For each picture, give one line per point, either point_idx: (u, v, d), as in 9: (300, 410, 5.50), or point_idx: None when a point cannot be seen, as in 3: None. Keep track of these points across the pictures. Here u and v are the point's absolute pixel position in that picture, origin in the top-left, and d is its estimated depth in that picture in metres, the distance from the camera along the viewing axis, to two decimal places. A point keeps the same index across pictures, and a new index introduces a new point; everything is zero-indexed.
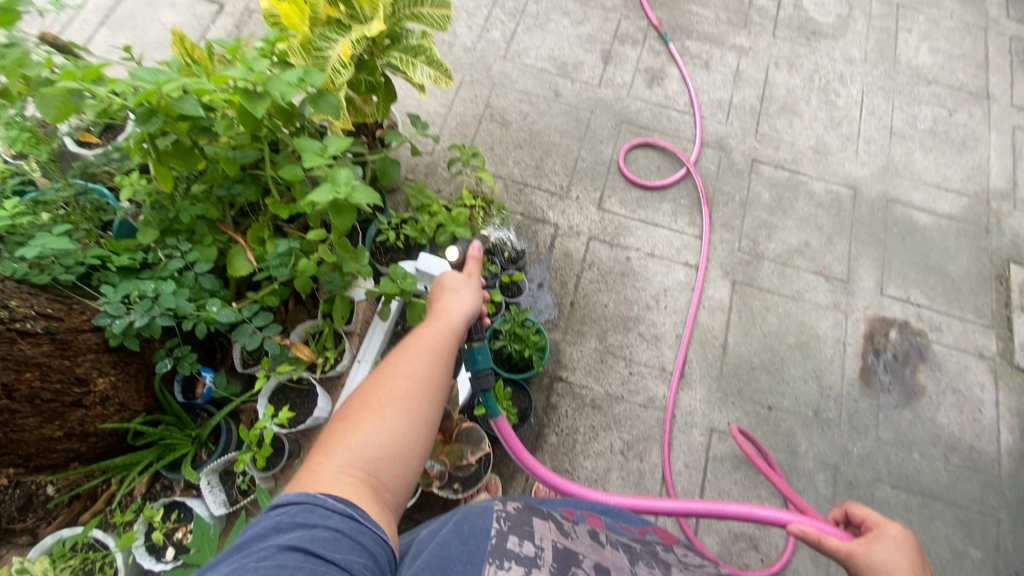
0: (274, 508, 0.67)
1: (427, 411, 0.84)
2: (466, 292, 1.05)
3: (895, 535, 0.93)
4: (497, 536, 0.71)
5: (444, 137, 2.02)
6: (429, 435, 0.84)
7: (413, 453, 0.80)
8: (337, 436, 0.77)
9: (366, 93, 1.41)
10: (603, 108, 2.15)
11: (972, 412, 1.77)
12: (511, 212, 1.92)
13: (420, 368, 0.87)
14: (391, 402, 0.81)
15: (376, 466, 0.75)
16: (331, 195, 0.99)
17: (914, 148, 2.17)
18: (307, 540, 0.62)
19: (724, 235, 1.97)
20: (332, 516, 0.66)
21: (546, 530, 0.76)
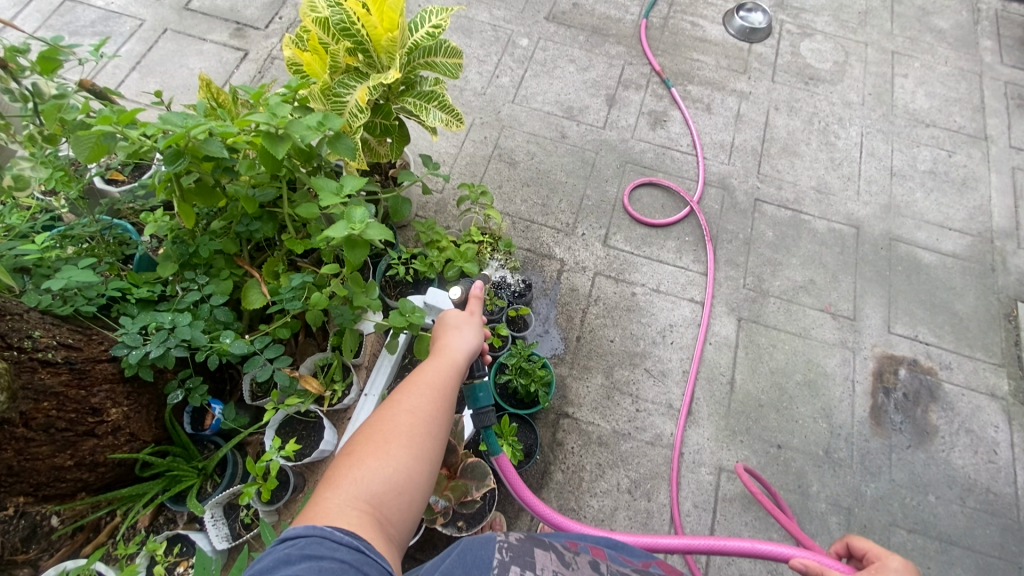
0: (281, 541, 0.66)
1: (430, 446, 0.85)
2: (469, 327, 1.07)
3: (896, 567, 0.91)
4: (498, 567, 0.71)
5: (453, 176, 2.09)
6: (433, 469, 0.84)
7: (417, 488, 0.81)
8: (342, 471, 0.78)
9: (381, 136, 1.47)
10: (608, 148, 2.22)
11: (988, 453, 1.74)
12: (518, 248, 1.96)
13: (423, 402, 0.88)
14: (395, 437, 0.82)
15: (380, 500, 0.76)
16: (343, 232, 1.03)
17: (915, 188, 2.21)
18: (315, 572, 0.62)
19: (729, 272, 2.00)
20: (340, 548, 0.66)
21: (548, 560, 0.76)
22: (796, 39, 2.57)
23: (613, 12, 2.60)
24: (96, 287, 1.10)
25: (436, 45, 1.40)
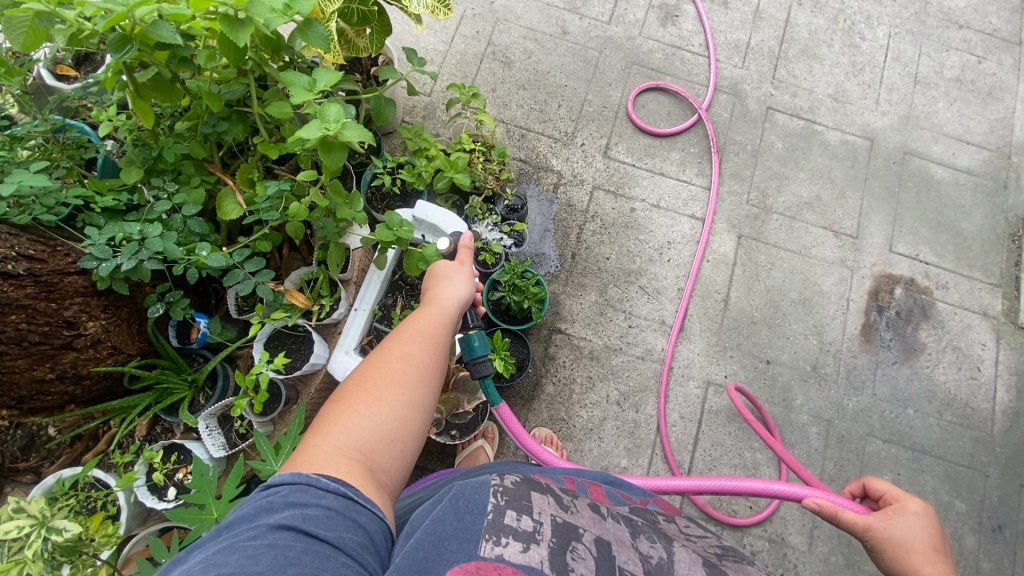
0: (264, 489, 0.65)
1: (424, 395, 0.84)
2: (460, 278, 1.09)
3: (914, 511, 0.95)
4: (493, 511, 0.70)
5: (442, 77, 1.92)
6: (427, 417, 0.83)
7: (409, 435, 0.80)
8: (332, 419, 0.76)
9: (359, 24, 1.29)
10: (612, 47, 2.02)
11: (970, 370, 1.77)
12: (512, 158, 1.85)
13: (415, 352, 0.88)
14: (387, 385, 0.81)
15: (372, 448, 0.74)
16: (319, 133, 0.93)
17: (938, 97, 2.06)
18: (299, 520, 0.60)
19: (733, 187, 1.91)
20: (327, 496, 0.64)
21: (545, 504, 0.75)
22: None
23: None
24: (55, 194, 1.01)
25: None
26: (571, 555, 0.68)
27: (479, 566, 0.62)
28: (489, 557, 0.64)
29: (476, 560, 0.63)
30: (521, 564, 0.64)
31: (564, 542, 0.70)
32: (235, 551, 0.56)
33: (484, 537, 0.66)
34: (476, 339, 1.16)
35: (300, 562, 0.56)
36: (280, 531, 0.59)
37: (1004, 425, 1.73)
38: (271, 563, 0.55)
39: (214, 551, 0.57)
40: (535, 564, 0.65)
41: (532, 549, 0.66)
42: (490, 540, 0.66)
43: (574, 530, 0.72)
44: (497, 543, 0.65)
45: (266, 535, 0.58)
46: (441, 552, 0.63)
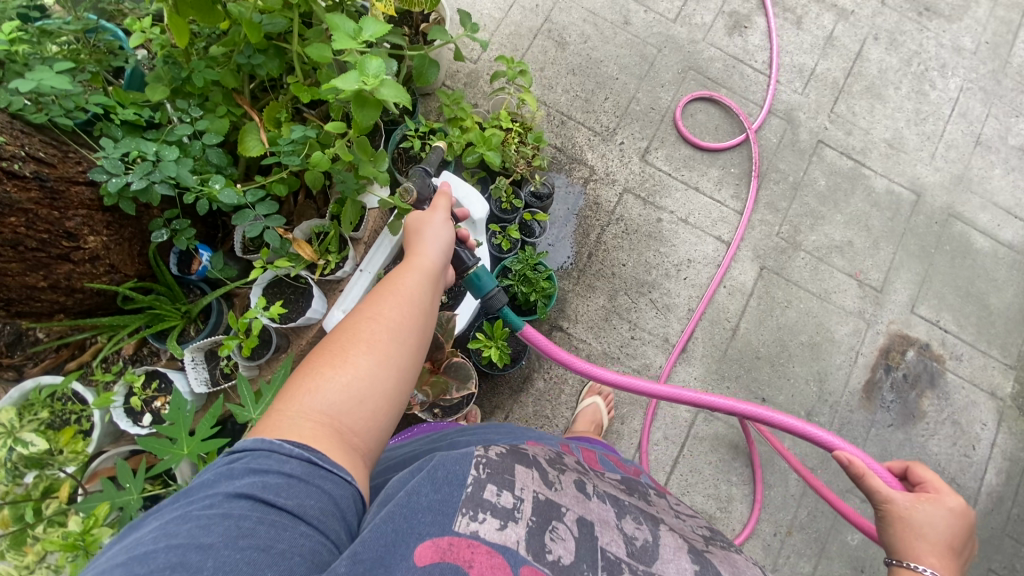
0: (228, 457, 0.61)
1: (397, 354, 0.77)
2: (438, 227, 0.98)
3: (950, 507, 0.90)
4: (473, 484, 0.68)
5: (492, 46, 1.84)
6: (404, 376, 0.77)
7: (385, 394, 0.74)
8: (299, 382, 0.71)
9: None
10: (672, 48, 1.93)
11: (965, 447, 1.74)
12: (547, 145, 1.79)
13: (390, 309, 0.80)
14: (358, 344, 0.75)
15: (338, 412, 0.68)
16: (358, 89, 0.89)
17: (996, 163, 1.97)
18: (257, 487, 0.57)
19: (766, 217, 1.84)
20: (290, 462, 0.60)
21: (529, 478, 0.73)
22: None
23: None
24: (75, 98, 0.98)
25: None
26: (550, 535, 0.67)
27: (451, 543, 0.61)
28: (463, 533, 0.62)
29: (450, 535, 0.62)
30: (496, 543, 0.63)
31: (544, 521, 0.68)
32: (189, 521, 0.54)
33: (460, 512, 0.64)
34: (481, 273, 1.08)
35: (256, 534, 0.54)
36: (238, 502, 0.56)
37: (985, 508, 1.70)
38: (224, 533, 0.53)
39: (168, 519, 0.55)
40: (511, 543, 0.64)
41: (508, 527, 0.65)
42: (466, 515, 0.64)
43: (555, 509, 0.71)
44: (473, 519, 0.64)
45: (223, 505, 0.55)
46: (413, 523, 0.61)
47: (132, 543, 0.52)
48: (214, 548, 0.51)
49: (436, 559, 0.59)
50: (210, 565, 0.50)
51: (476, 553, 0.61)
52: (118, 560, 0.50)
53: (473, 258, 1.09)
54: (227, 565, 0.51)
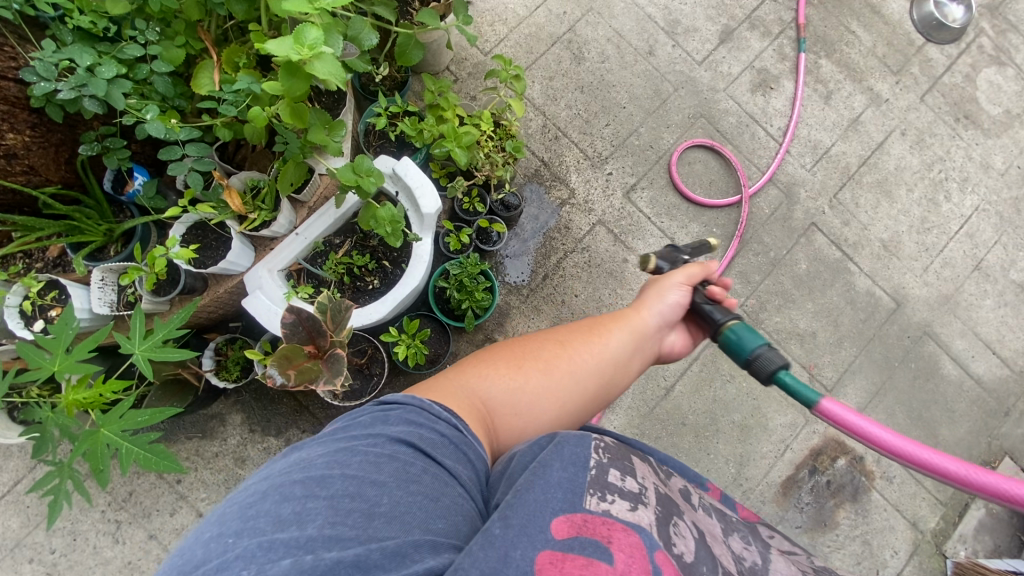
0: (379, 406, 0.73)
1: (564, 386, 0.89)
2: (674, 302, 0.99)
3: None
4: (597, 467, 0.71)
5: (506, 44, 1.79)
6: (560, 411, 0.88)
7: (536, 414, 0.86)
8: (474, 367, 0.88)
9: None
10: (689, 91, 1.86)
11: (868, 570, 1.68)
12: (532, 156, 1.74)
13: (579, 352, 0.92)
14: (531, 364, 0.89)
15: (494, 403, 0.84)
16: (295, 59, 0.85)
17: (990, 293, 1.88)
18: (415, 438, 0.69)
19: (735, 286, 1.78)
20: (439, 424, 0.73)
21: (647, 474, 0.78)
22: (983, 60, 2.00)
23: None
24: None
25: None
26: (672, 529, 0.70)
27: (586, 519, 0.64)
28: (597, 511, 0.65)
29: (584, 513, 0.65)
30: (630, 522, 0.66)
31: (666, 514, 0.72)
32: (360, 453, 0.64)
33: (590, 491, 0.67)
34: (739, 328, 0.92)
35: (421, 480, 0.64)
36: (399, 448, 0.66)
37: None
38: (393, 474, 0.63)
39: (336, 446, 0.65)
40: (643, 525, 0.67)
41: (638, 509, 0.69)
42: (596, 495, 0.67)
43: (673, 507, 0.75)
44: (604, 500, 0.67)
45: (387, 449, 0.66)
46: (549, 498, 0.65)
47: (306, 466, 0.61)
48: (387, 487, 0.62)
49: (573, 534, 0.62)
50: (387, 501, 0.60)
51: (613, 530, 0.64)
52: (298, 479, 0.59)
53: (729, 318, 0.96)
54: (400, 505, 0.61)
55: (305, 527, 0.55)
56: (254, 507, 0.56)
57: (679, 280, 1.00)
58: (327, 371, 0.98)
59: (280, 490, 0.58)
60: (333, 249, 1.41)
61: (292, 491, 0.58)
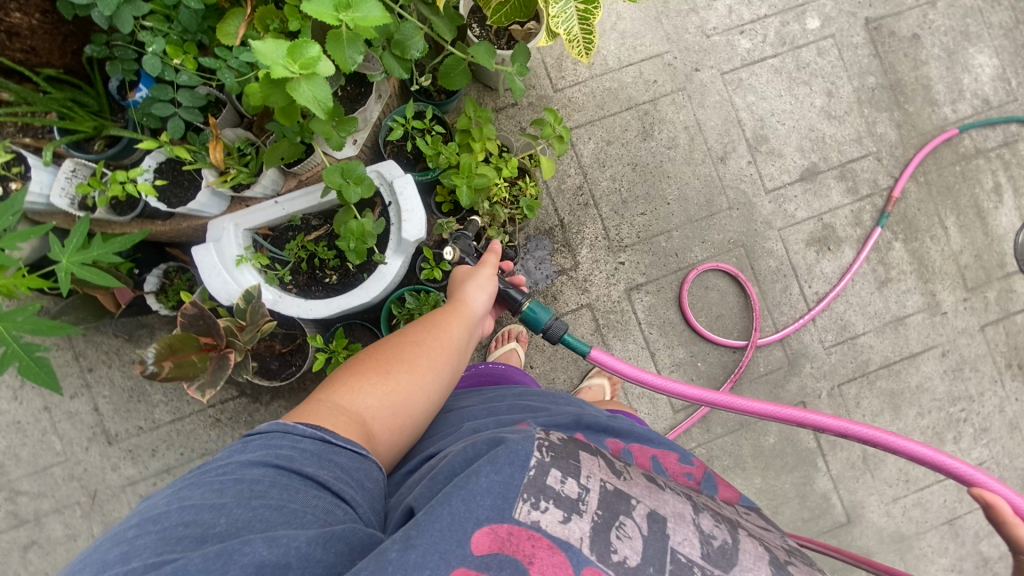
0: (245, 437, 0.71)
1: (433, 383, 0.89)
2: (486, 282, 1.10)
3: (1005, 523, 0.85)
4: (536, 467, 0.67)
5: (580, 90, 1.67)
6: (429, 400, 0.89)
7: (411, 413, 0.85)
8: (341, 383, 0.84)
9: None
10: (741, 215, 1.71)
11: None
12: (551, 214, 1.64)
13: (433, 346, 0.93)
14: (396, 366, 0.87)
15: (369, 413, 0.81)
16: (283, 74, 0.78)
17: (950, 553, 1.71)
18: (273, 456, 0.67)
19: (692, 429, 1.66)
20: (303, 441, 0.70)
21: (595, 468, 0.71)
22: None
23: (942, 82, 1.79)
24: None
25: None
26: (616, 533, 0.64)
27: (511, 532, 0.61)
28: (524, 523, 0.62)
29: (510, 524, 0.61)
30: (558, 537, 0.61)
31: (609, 517, 0.65)
32: (202, 483, 0.62)
33: (522, 497, 0.64)
34: (534, 309, 1.12)
35: (267, 496, 0.62)
36: (251, 468, 0.65)
37: None
38: (236, 494, 0.61)
39: (180, 483, 0.62)
40: (573, 540, 0.61)
41: (572, 522, 0.63)
42: (528, 502, 0.63)
43: (624, 503, 0.67)
44: (535, 507, 0.63)
45: (236, 472, 0.64)
46: (471, 507, 0.61)
47: (145, 507, 0.60)
48: (224, 507, 0.59)
49: (492, 549, 0.59)
50: (223, 521, 0.58)
51: (536, 547, 0.60)
52: (132, 521, 0.58)
53: (525, 300, 1.14)
54: (239, 521, 0.59)
55: (127, 562, 0.54)
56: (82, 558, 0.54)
57: (496, 257, 1.17)
58: (207, 375, 0.96)
59: (112, 538, 0.56)
60: (307, 228, 1.36)
61: (122, 535, 0.56)
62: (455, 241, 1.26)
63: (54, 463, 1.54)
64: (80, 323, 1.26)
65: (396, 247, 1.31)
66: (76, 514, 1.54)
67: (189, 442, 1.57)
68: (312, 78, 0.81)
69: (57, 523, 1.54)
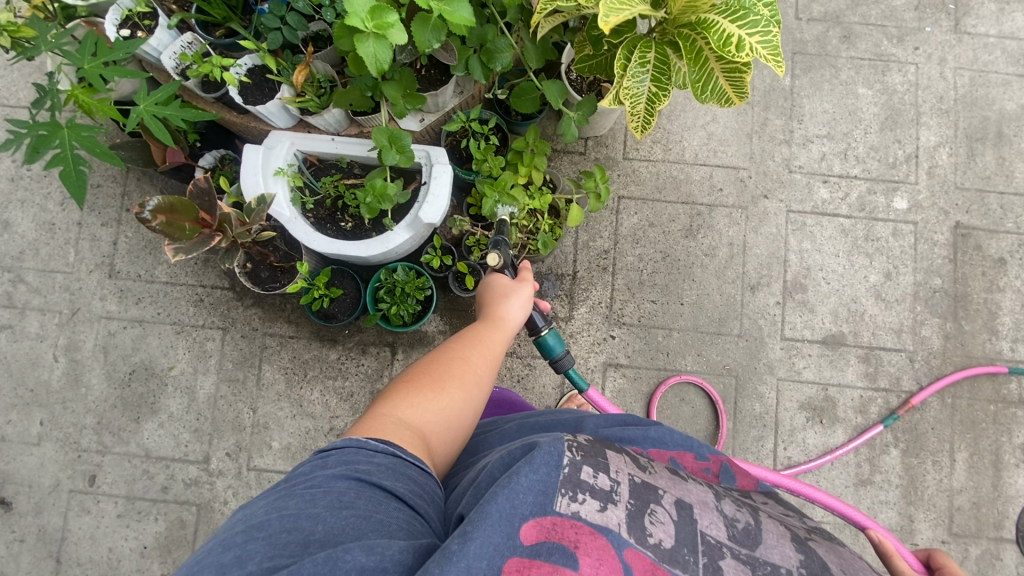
0: (320, 453, 0.73)
1: (479, 400, 0.95)
2: (520, 296, 1.16)
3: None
4: (570, 464, 0.73)
5: (646, 168, 1.72)
6: (474, 412, 0.94)
7: (459, 426, 0.91)
8: (399, 398, 0.87)
9: (592, 39, 1.21)
10: (747, 348, 1.66)
11: None
12: (568, 262, 1.68)
13: (477, 363, 0.99)
14: (448, 382, 0.92)
15: (428, 426, 0.86)
16: (357, 25, 0.89)
17: None
18: (354, 471, 0.71)
19: None
20: (377, 455, 0.74)
21: (621, 464, 0.79)
22: None
23: (1011, 316, 1.68)
24: None
25: (723, 53, 1.06)
26: (648, 519, 0.72)
27: (556, 522, 0.67)
28: (566, 513, 0.68)
29: (553, 515, 0.67)
30: (598, 523, 0.68)
31: (641, 504, 0.73)
32: (297, 495, 0.66)
33: (561, 492, 0.70)
34: (551, 337, 1.24)
35: (355, 506, 0.66)
36: (337, 480, 0.68)
37: None
38: (328, 504, 0.65)
39: (274, 495, 0.66)
40: (612, 524, 0.69)
41: (608, 510, 0.71)
42: (566, 495, 0.70)
43: (652, 493, 0.76)
44: (574, 499, 0.70)
45: (324, 483, 0.68)
46: (515, 505, 0.67)
47: (245, 517, 0.64)
48: (320, 515, 0.64)
49: (541, 538, 0.65)
50: (321, 529, 0.62)
51: (580, 534, 0.66)
52: (239, 527, 0.62)
53: (545, 324, 1.25)
54: (334, 529, 0.63)
55: (243, 566, 0.58)
56: (199, 561, 0.59)
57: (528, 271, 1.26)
58: (187, 243, 1.09)
59: (221, 545, 0.61)
60: (348, 173, 1.46)
61: (231, 541, 0.61)
62: (499, 247, 1.23)
63: (59, 270, 1.71)
64: (130, 163, 1.40)
65: (410, 223, 1.38)
66: (53, 320, 1.69)
67: (168, 307, 1.69)
68: (380, 39, 0.92)
69: (34, 321, 1.69)
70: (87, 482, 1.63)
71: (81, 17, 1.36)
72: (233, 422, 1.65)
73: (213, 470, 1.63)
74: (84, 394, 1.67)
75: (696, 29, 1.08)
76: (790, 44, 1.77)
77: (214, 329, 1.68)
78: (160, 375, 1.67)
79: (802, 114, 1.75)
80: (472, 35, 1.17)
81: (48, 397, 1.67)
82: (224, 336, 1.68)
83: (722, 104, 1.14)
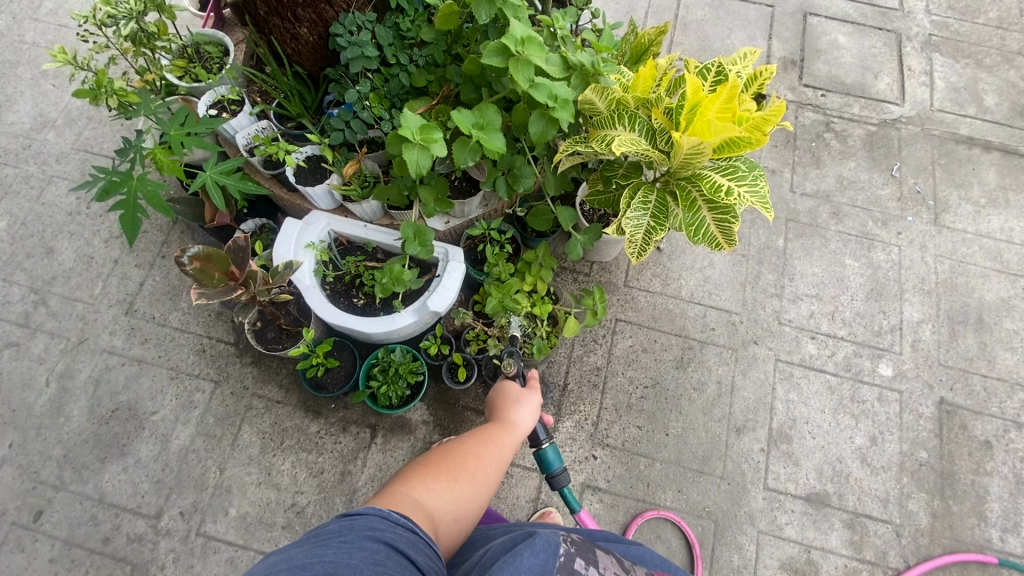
0: (345, 513, 0.72)
1: (487, 498, 0.94)
2: (529, 404, 1.19)
3: None
4: (565, 554, 0.70)
5: (645, 298, 1.84)
6: (481, 510, 0.92)
7: (467, 521, 0.88)
8: (414, 482, 0.87)
9: (601, 179, 1.42)
10: (728, 492, 1.63)
11: None
12: (560, 373, 1.73)
13: (488, 460, 0.99)
14: (459, 474, 0.92)
15: (438, 514, 0.84)
16: (407, 137, 1.09)
17: None
18: (382, 535, 0.69)
19: None
20: (400, 525, 0.72)
21: (609, 563, 0.77)
22: None
23: (1001, 504, 1.64)
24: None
25: (715, 202, 1.25)
26: None
27: None
28: None
29: None
30: None
31: None
32: (333, 548, 0.64)
33: None
34: (551, 452, 1.24)
35: (387, 566, 0.65)
36: (369, 540, 0.67)
37: None
38: (363, 561, 0.64)
39: (309, 545, 0.65)
40: None
41: None
42: None
43: None
44: None
45: (356, 542, 0.66)
46: None
47: (282, 559, 0.62)
48: (359, 569, 0.62)
49: None
50: None
51: None
52: (280, 567, 0.61)
53: (547, 438, 1.25)
54: None
55: None
56: None
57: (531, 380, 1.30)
58: (211, 291, 1.20)
59: None
60: (371, 256, 1.59)
61: None
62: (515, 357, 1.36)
63: (81, 300, 1.81)
64: (180, 215, 1.57)
65: (420, 310, 1.47)
66: (58, 346, 1.75)
67: (170, 351, 1.75)
68: (423, 150, 1.10)
69: (41, 343, 1.75)
70: (29, 518, 1.56)
71: (180, 95, 1.64)
72: (197, 479, 1.61)
73: (160, 529, 1.56)
74: (61, 424, 1.66)
75: (692, 182, 1.30)
76: (785, 211, 1.98)
77: (206, 381, 1.72)
78: (140, 418, 1.68)
79: (793, 274, 1.89)
80: (502, 160, 1.35)
81: (26, 421, 1.66)
82: (214, 390, 1.71)
83: (712, 247, 1.29)
